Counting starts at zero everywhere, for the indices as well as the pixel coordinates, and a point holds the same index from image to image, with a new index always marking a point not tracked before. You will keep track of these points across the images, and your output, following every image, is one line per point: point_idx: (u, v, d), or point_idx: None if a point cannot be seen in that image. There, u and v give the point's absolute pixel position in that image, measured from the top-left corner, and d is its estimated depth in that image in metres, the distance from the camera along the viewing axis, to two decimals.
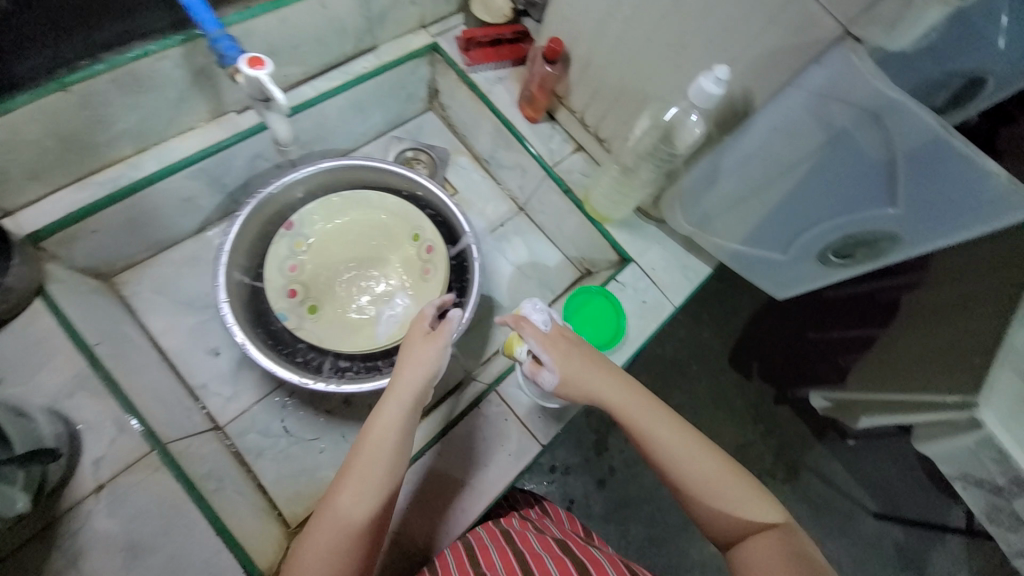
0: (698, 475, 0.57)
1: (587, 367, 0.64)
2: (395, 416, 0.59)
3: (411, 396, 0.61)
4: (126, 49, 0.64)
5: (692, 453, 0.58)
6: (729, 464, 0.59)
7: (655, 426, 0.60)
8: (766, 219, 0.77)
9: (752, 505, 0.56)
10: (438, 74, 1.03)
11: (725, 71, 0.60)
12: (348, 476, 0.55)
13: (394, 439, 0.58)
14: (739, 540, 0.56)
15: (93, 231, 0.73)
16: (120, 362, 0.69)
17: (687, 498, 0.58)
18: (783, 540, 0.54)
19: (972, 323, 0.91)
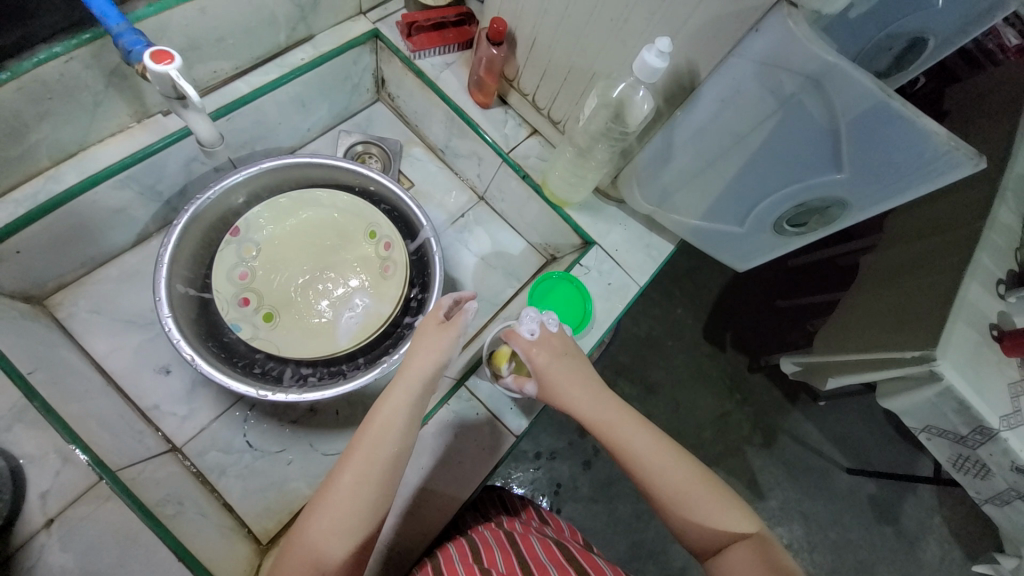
0: (675, 485, 0.58)
1: (568, 380, 0.66)
2: (402, 402, 0.60)
3: (420, 383, 0.62)
4: (29, 55, 0.59)
5: (667, 464, 0.59)
6: (704, 474, 0.59)
7: (634, 437, 0.61)
8: (722, 192, 0.77)
9: (728, 514, 0.56)
10: (382, 62, 0.99)
11: (667, 43, 0.59)
12: (351, 462, 0.55)
13: (399, 425, 0.58)
14: (715, 551, 0.56)
15: (15, 252, 0.67)
16: (58, 389, 0.65)
17: (665, 511, 0.58)
18: (758, 548, 0.54)
19: (930, 279, 0.95)
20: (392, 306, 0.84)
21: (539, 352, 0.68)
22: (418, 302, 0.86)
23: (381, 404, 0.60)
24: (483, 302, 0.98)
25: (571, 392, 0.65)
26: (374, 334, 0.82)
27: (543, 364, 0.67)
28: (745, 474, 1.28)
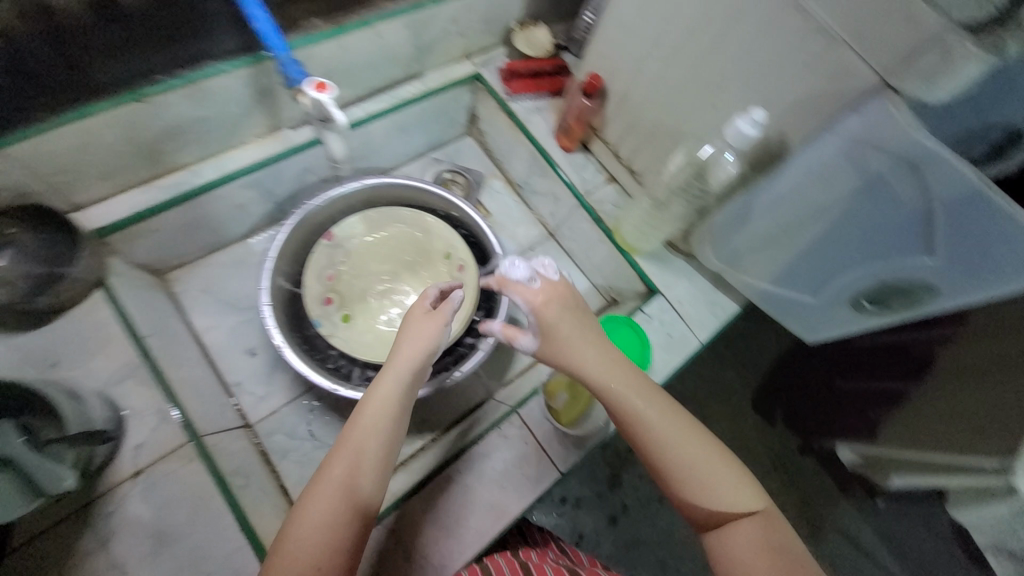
0: (687, 466, 0.53)
1: (577, 342, 0.57)
2: (392, 392, 0.57)
3: (410, 372, 0.58)
4: (199, 68, 0.68)
5: (682, 442, 0.54)
6: (717, 448, 0.55)
7: (649, 411, 0.54)
8: (800, 261, 0.78)
9: (736, 492, 0.54)
10: (479, 102, 1.07)
11: (762, 114, 0.62)
12: (340, 453, 0.54)
13: (389, 415, 0.56)
14: (717, 529, 0.54)
15: (155, 230, 0.78)
16: (166, 354, 0.73)
17: (670, 485, 0.55)
18: (764, 530, 0.52)
19: (1010, 392, 0.92)
20: (456, 325, 0.86)
21: (547, 303, 0.58)
22: (482, 325, 0.91)
23: (371, 394, 0.57)
24: None
25: (580, 354, 0.57)
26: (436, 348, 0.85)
27: (551, 320, 0.57)
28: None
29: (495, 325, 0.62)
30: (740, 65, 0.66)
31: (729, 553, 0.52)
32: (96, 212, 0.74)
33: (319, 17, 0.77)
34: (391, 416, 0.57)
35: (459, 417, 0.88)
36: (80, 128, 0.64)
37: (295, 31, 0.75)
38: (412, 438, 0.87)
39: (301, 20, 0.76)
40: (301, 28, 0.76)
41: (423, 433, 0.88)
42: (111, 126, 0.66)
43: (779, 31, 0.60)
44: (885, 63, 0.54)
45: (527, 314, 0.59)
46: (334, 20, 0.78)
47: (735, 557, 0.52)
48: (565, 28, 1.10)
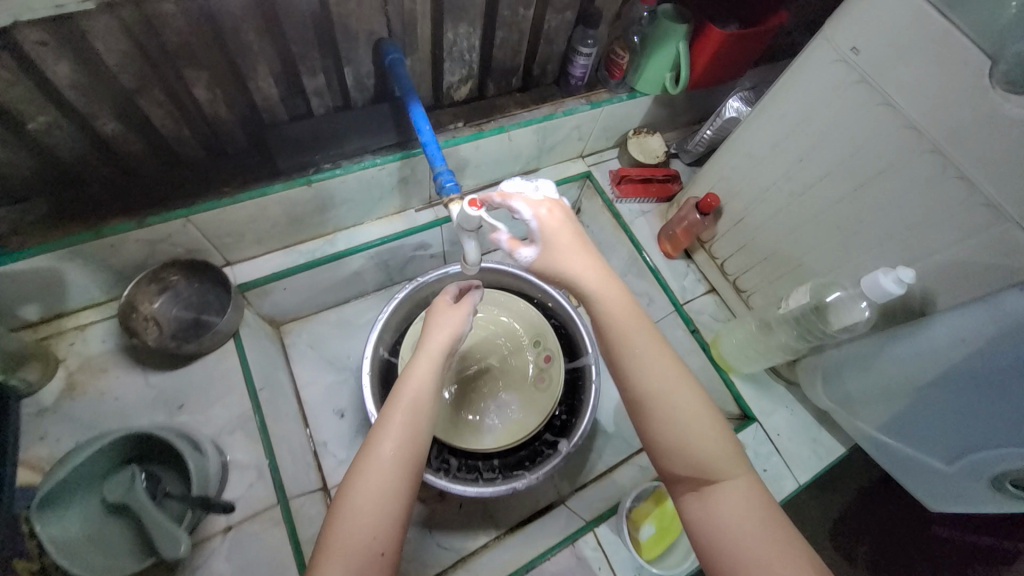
0: (677, 420, 0.53)
1: (576, 260, 0.59)
2: (425, 374, 0.60)
3: (439, 356, 0.62)
4: (359, 160, 0.77)
5: (675, 394, 0.54)
6: (705, 404, 0.54)
7: (645, 358, 0.55)
8: (932, 424, 0.70)
9: (722, 455, 0.52)
10: (585, 197, 1.12)
11: (910, 275, 0.59)
12: (386, 426, 0.55)
13: (428, 396, 0.58)
14: (700, 492, 0.51)
15: (282, 288, 0.86)
16: (272, 409, 0.78)
17: (656, 436, 0.54)
18: (751, 498, 0.50)
19: None
20: (537, 419, 0.86)
21: (552, 210, 0.60)
22: (562, 423, 0.90)
23: (405, 378, 0.59)
24: (618, 440, 0.95)
25: (584, 275, 0.58)
26: (518, 442, 0.85)
27: (553, 225, 0.59)
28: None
29: (500, 236, 0.61)
30: (882, 217, 0.64)
31: (711, 520, 0.50)
32: (243, 268, 0.83)
33: (462, 120, 0.87)
34: (428, 395, 0.59)
35: (525, 519, 0.85)
36: (256, 202, 0.72)
37: (441, 133, 0.84)
38: (477, 532, 0.85)
39: (447, 123, 0.86)
40: (447, 130, 0.85)
41: (487, 529, 0.85)
42: (278, 202, 0.74)
43: (935, 195, 0.58)
44: None
45: (530, 223, 0.60)
46: (475, 126, 0.87)
47: (718, 525, 0.49)
48: (676, 137, 1.14)
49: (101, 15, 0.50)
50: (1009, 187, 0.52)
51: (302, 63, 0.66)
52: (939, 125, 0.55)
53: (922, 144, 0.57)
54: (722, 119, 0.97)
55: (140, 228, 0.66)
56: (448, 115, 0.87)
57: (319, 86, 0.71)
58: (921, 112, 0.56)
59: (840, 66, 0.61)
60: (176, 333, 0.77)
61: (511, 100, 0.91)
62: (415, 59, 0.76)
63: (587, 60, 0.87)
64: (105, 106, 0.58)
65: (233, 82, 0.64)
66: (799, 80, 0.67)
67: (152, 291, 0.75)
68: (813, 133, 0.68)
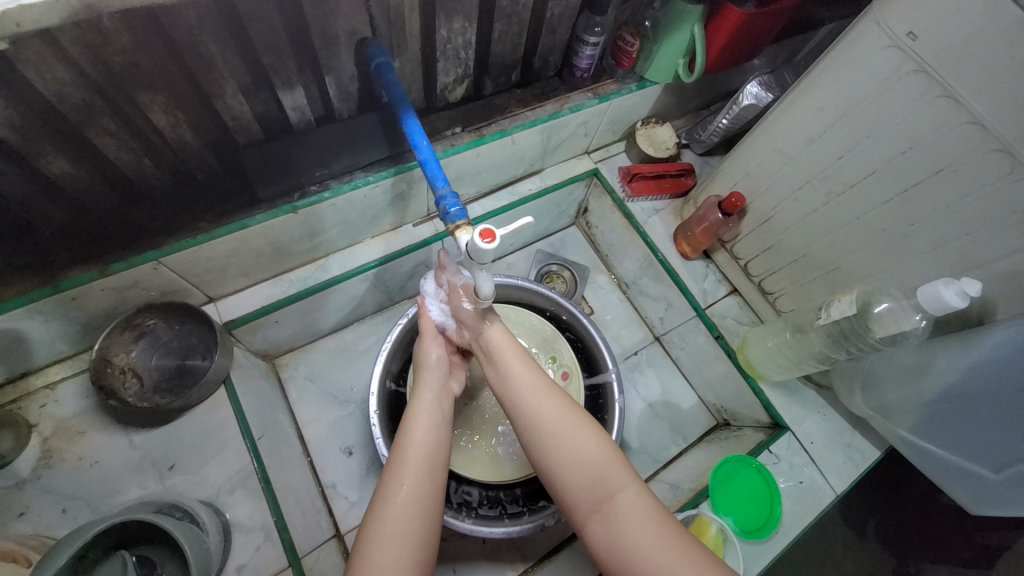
0: (567, 446, 0.56)
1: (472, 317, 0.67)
2: (432, 410, 0.64)
3: (439, 389, 0.67)
4: (349, 179, 0.70)
5: (561, 422, 0.58)
6: (588, 424, 0.58)
7: (530, 391, 0.61)
8: (977, 428, 0.66)
9: (610, 469, 0.55)
10: (592, 196, 1.05)
11: (976, 288, 0.53)
12: (403, 470, 0.57)
13: (440, 433, 0.62)
14: (602, 513, 0.53)
15: (275, 321, 0.79)
16: (274, 458, 0.71)
17: (553, 464, 0.56)
18: (644, 506, 0.53)
19: None
20: None
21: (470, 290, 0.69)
22: None
23: (411, 419, 0.62)
24: (644, 455, 0.93)
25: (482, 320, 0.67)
26: None
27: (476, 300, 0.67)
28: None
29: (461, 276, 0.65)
30: (938, 221, 0.58)
31: (617, 538, 0.51)
32: (228, 303, 0.75)
33: (460, 126, 0.79)
34: (425, 433, 0.61)
35: (552, 549, 0.81)
36: (238, 236, 0.65)
37: (437, 142, 0.76)
38: (503, 565, 0.81)
39: (443, 130, 0.78)
40: (444, 138, 0.77)
41: (514, 563, 0.81)
42: (263, 233, 0.67)
43: (999, 198, 0.52)
44: None
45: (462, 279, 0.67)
46: (475, 131, 0.78)
47: (623, 542, 0.51)
48: (685, 125, 1.06)
49: (36, 44, 0.41)
50: None
51: (278, 76, 0.58)
52: (1011, 121, 0.48)
53: (987, 142, 0.51)
54: (739, 107, 0.89)
55: (103, 277, 0.59)
56: (443, 120, 0.78)
57: (297, 100, 0.63)
58: (990, 107, 0.49)
59: (893, 52, 0.54)
60: (160, 385, 0.71)
61: (512, 99, 0.83)
62: (404, 62, 0.67)
63: (594, 50, 0.79)
64: (47, 143, 0.49)
65: (197, 103, 0.55)
66: (844, 66, 0.59)
67: (127, 340, 0.68)
68: (856, 126, 0.61)
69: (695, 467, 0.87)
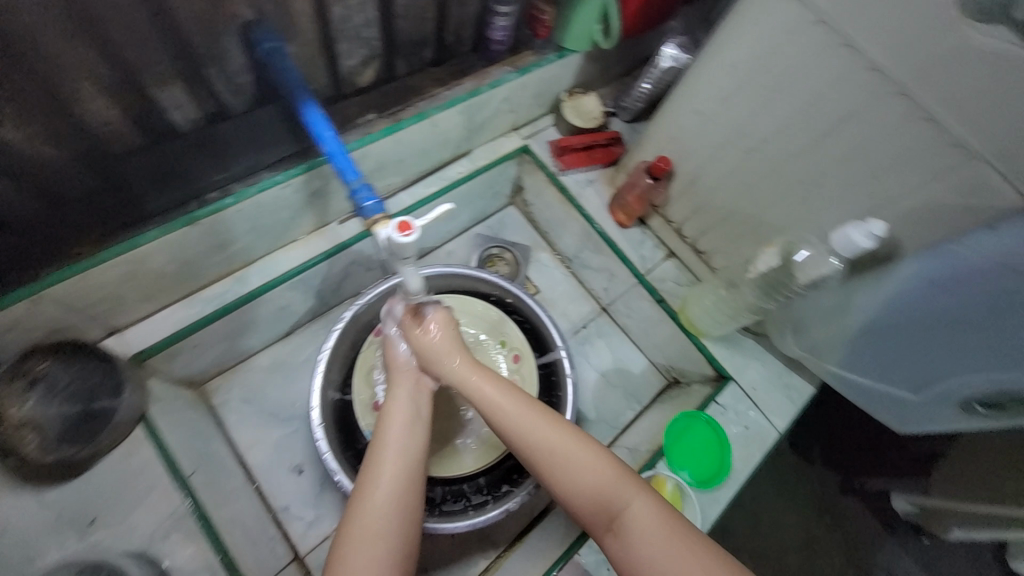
0: (569, 470, 0.56)
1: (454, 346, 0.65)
2: (407, 406, 0.61)
3: (415, 389, 0.64)
4: (255, 180, 0.63)
5: (560, 448, 0.57)
6: (589, 444, 0.58)
7: (523, 419, 0.59)
8: (899, 355, 0.71)
9: (616, 483, 0.55)
10: (525, 173, 1.02)
11: (882, 228, 0.57)
12: (379, 469, 0.56)
13: (415, 430, 0.60)
14: (615, 531, 0.54)
15: (194, 346, 0.72)
16: (212, 491, 0.67)
17: (558, 485, 0.56)
18: (653, 518, 0.53)
19: None
20: None
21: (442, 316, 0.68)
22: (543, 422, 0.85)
23: (388, 417, 0.60)
24: (602, 424, 0.95)
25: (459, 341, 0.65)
26: (501, 454, 0.81)
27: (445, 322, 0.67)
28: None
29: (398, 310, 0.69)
30: (843, 167, 0.61)
31: (630, 554, 0.52)
32: (136, 333, 0.68)
33: (374, 112, 0.73)
34: (402, 441, 0.58)
35: (523, 530, 0.83)
36: (129, 258, 0.58)
37: (350, 132, 0.71)
38: (475, 555, 0.82)
39: (356, 118, 0.72)
40: (358, 126, 0.72)
41: (485, 550, 0.83)
42: (162, 251, 0.60)
43: (899, 140, 0.55)
44: None
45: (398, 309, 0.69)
46: (391, 116, 0.74)
47: (635, 556, 0.51)
48: (610, 93, 1.06)
49: None
50: (977, 123, 0.49)
51: (149, 70, 0.51)
52: (905, 64, 0.51)
53: (886, 86, 0.53)
54: (660, 70, 0.90)
55: None
56: (355, 108, 0.73)
57: (176, 97, 0.56)
58: (883, 51, 0.52)
59: (794, 5, 0.56)
60: (65, 435, 0.62)
61: (428, 78, 0.79)
62: (300, 46, 0.61)
63: (507, 21, 0.77)
64: None
65: (49, 108, 0.47)
66: (748, 24, 0.60)
67: (17, 391, 0.60)
68: (765, 81, 0.62)
69: (650, 428, 0.90)
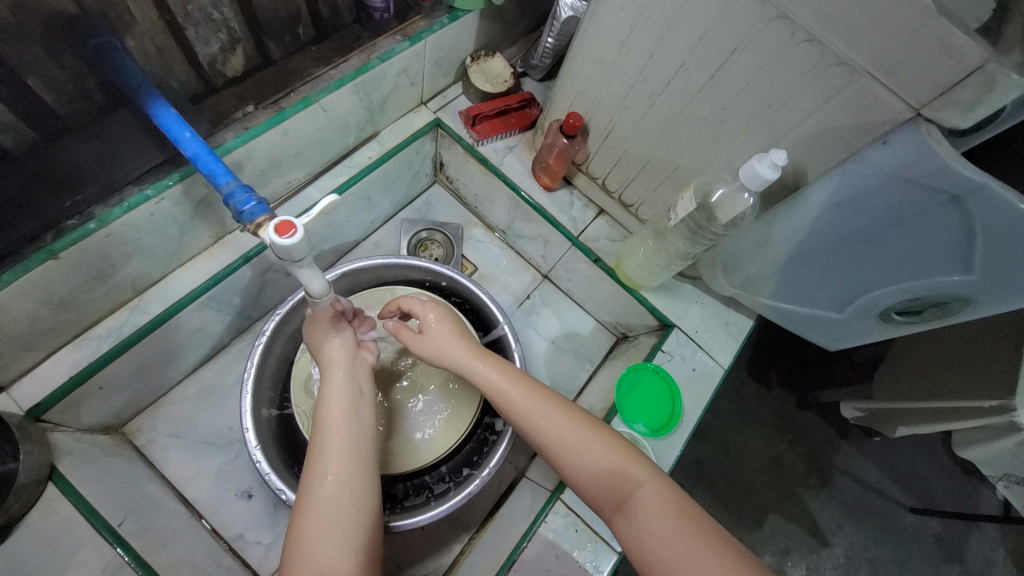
0: (578, 456, 0.55)
1: (448, 344, 0.63)
2: (344, 391, 0.56)
3: (352, 365, 0.59)
4: (119, 199, 0.57)
5: (569, 437, 0.56)
6: (599, 429, 0.57)
7: (531, 409, 0.57)
8: (822, 278, 0.72)
9: (623, 465, 0.54)
10: (442, 148, 0.98)
11: (783, 156, 0.57)
12: (325, 458, 0.52)
13: (359, 412, 0.56)
14: (624, 512, 0.53)
15: (99, 388, 0.67)
16: (149, 536, 0.62)
17: (567, 471, 0.56)
18: (663, 499, 0.52)
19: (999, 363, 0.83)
20: (470, 409, 0.81)
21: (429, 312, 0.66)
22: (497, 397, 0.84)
23: (324, 403, 0.55)
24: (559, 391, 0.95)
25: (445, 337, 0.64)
26: (457, 440, 0.79)
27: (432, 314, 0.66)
28: (805, 522, 1.23)
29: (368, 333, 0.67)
30: (743, 100, 0.60)
31: (640, 536, 0.51)
32: (22, 387, 0.62)
33: (251, 104, 0.66)
34: (351, 427, 0.55)
35: (493, 507, 0.83)
36: None
37: (227, 129, 0.64)
38: (448, 542, 0.82)
39: (232, 112, 0.65)
40: (236, 122, 0.65)
41: (458, 535, 0.82)
42: (24, 293, 0.54)
43: (790, 63, 0.54)
44: (924, 98, 0.48)
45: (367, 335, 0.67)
46: (272, 106, 0.67)
47: (645, 538, 0.50)
48: (518, 52, 1.01)
49: None
50: (857, 38, 0.48)
51: None
52: None
53: (767, 11, 0.52)
54: (560, 22, 0.86)
55: None
56: (229, 101, 0.66)
57: None
58: None
59: None
60: None
61: (308, 58, 0.72)
62: (140, 38, 0.53)
63: None
64: None
65: None
66: None
67: None
68: (656, 20, 0.60)
69: (605, 386, 0.91)
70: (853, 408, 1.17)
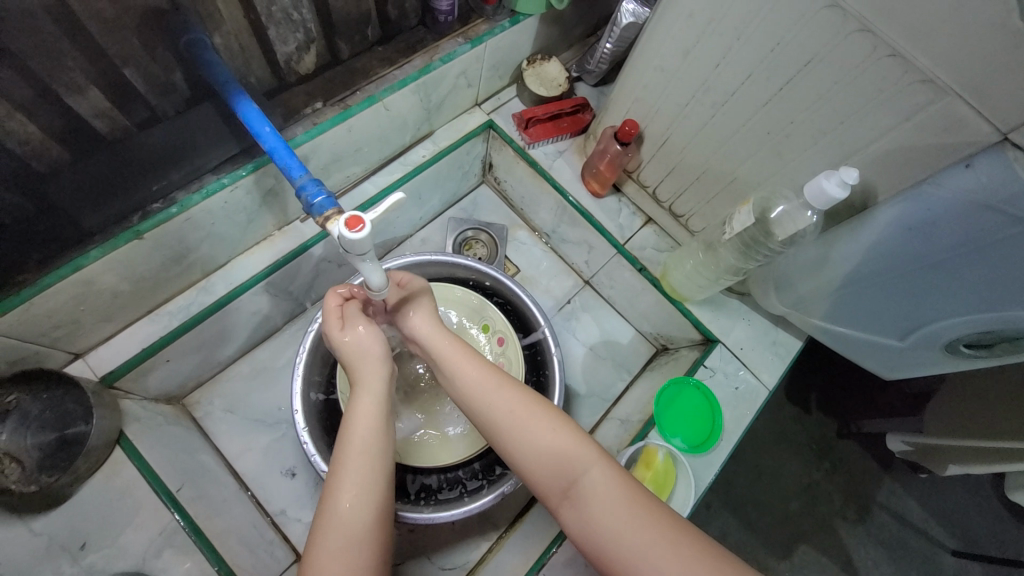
0: (526, 439, 0.54)
1: (427, 323, 0.64)
2: (376, 405, 0.57)
3: (385, 383, 0.59)
4: (200, 185, 0.61)
5: (516, 414, 0.55)
6: (548, 413, 0.56)
7: (481, 387, 0.58)
8: (881, 303, 0.69)
9: (575, 450, 0.53)
10: (493, 150, 0.99)
11: (855, 174, 0.55)
12: (346, 475, 0.52)
13: (387, 429, 0.57)
14: (571, 498, 0.52)
15: (166, 360, 0.71)
16: (203, 504, 0.66)
17: (515, 453, 0.55)
18: (610, 487, 0.51)
19: None
20: None
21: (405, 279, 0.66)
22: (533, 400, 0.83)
23: (348, 421, 0.56)
24: (593, 399, 0.95)
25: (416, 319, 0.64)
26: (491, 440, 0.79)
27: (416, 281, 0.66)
28: (840, 556, 1.17)
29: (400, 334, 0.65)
30: (813, 114, 0.58)
31: (587, 524, 0.50)
32: (100, 354, 0.66)
33: (320, 100, 0.69)
34: (374, 442, 0.55)
35: (523, 508, 0.84)
36: (75, 280, 0.56)
37: (297, 124, 0.67)
38: (477, 538, 0.83)
39: (302, 108, 0.68)
40: (305, 117, 0.68)
41: (487, 533, 0.83)
42: (109, 268, 0.58)
43: (868, 78, 0.52)
44: (1013, 122, 0.45)
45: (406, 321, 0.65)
46: (339, 104, 0.70)
47: (593, 525, 0.49)
48: (574, 57, 1.01)
49: None
50: (945, 56, 0.46)
51: (57, 77, 0.47)
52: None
53: (847, 23, 0.50)
54: (620, 28, 0.85)
55: None
56: (300, 97, 0.69)
57: (95, 105, 0.51)
58: None
59: None
60: (46, 463, 0.62)
61: (374, 59, 0.74)
62: (227, 35, 0.57)
63: None
64: None
65: None
66: None
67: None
68: (724, 30, 0.59)
69: (642, 397, 0.89)
70: (901, 440, 1.12)
